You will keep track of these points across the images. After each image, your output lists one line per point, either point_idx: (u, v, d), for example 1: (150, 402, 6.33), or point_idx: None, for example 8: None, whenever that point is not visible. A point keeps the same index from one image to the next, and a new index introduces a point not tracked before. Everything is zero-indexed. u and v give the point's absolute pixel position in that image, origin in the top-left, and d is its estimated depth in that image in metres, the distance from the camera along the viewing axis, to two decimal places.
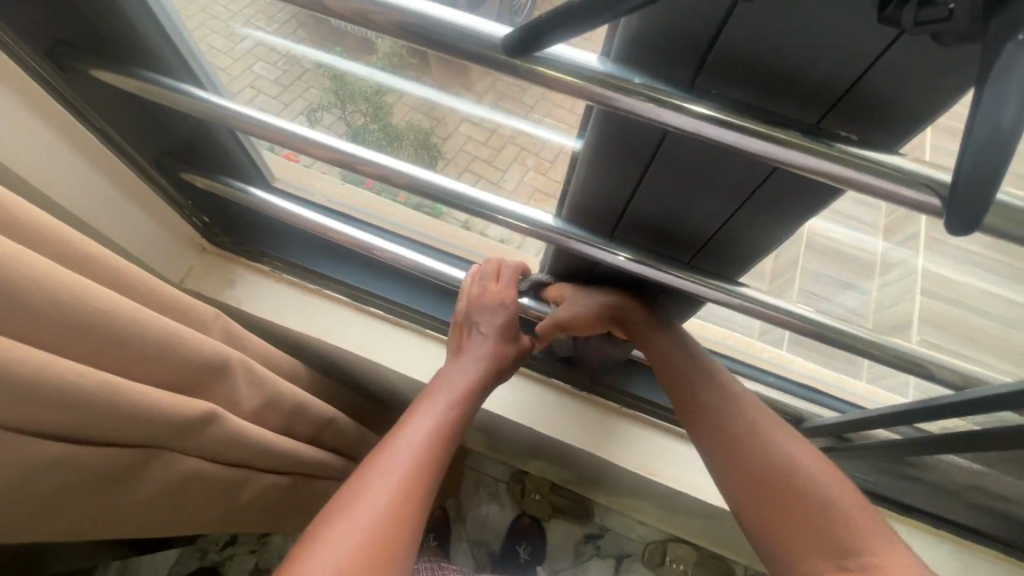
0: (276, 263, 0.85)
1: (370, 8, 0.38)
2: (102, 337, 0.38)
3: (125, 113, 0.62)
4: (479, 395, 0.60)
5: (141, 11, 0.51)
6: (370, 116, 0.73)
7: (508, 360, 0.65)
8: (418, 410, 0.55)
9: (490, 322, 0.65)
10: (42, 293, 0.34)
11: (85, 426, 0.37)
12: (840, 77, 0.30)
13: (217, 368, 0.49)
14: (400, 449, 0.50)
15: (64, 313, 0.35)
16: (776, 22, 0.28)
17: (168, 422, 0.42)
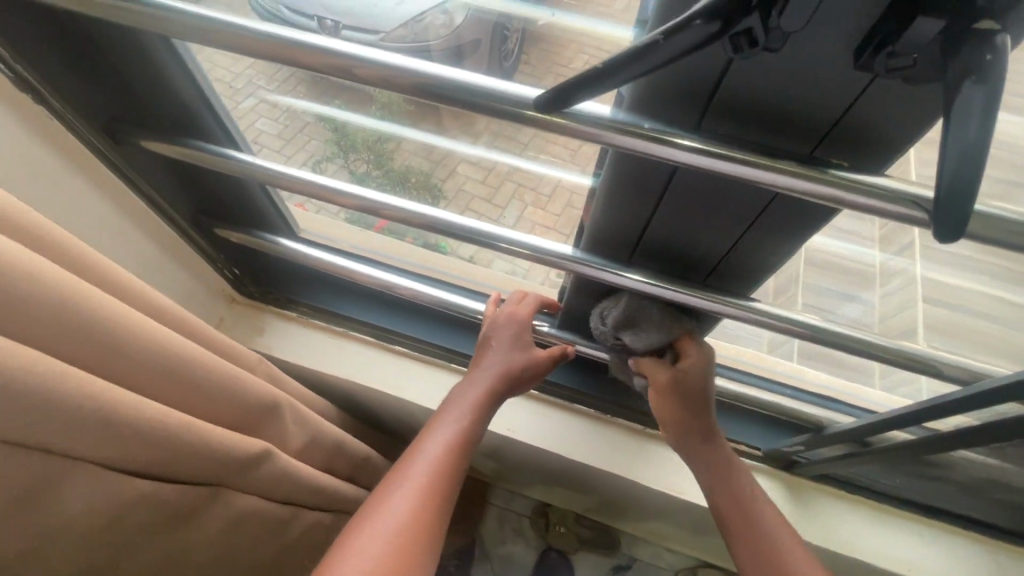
0: (303, 309, 0.89)
1: (406, 76, 0.44)
2: (174, 378, 0.42)
3: (166, 176, 0.67)
4: (487, 406, 0.62)
5: (191, 88, 0.56)
6: (372, 162, 0.79)
7: (521, 372, 0.66)
8: (438, 425, 0.58)
9: (502, 337, 0.68)
10: (128, 340, 0.38)
11: (162, 465, 0.40)
12: (828, 114, 0.34)
13: (268, 409, 0.52)
14: (421, 463, 0.53)
15: (142, 358, 0.39)
16: (768, 72, 0.33)
17: (233, 460, 0.44)
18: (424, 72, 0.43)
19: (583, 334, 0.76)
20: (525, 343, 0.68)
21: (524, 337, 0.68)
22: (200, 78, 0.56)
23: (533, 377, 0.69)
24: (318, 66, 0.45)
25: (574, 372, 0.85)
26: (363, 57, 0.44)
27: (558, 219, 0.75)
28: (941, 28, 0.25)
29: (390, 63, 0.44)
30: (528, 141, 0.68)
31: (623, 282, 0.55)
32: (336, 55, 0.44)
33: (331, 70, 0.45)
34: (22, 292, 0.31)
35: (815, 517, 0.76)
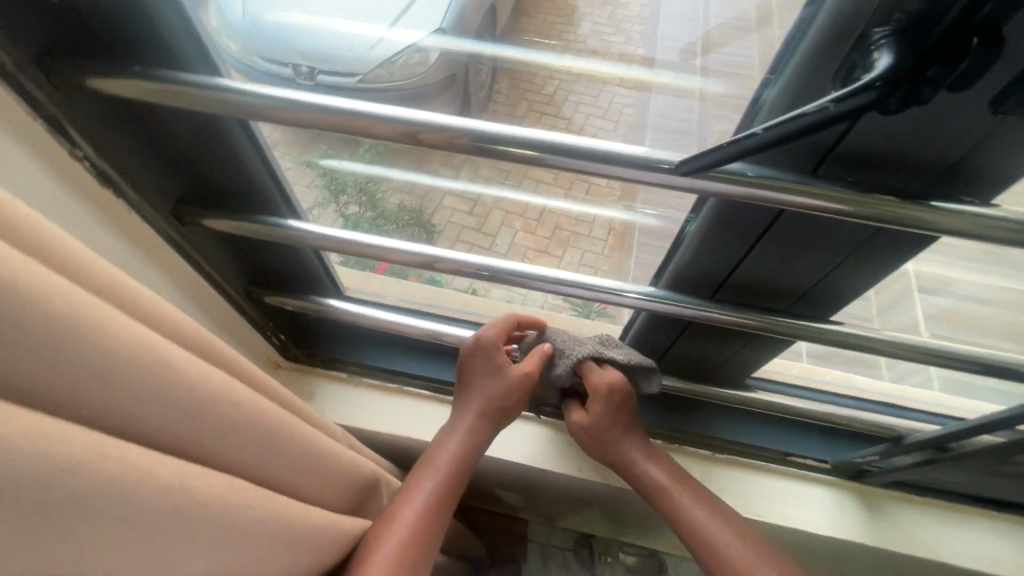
0: (350, 368, 0.87)
1: (501, 141, 0.44)
2: (275, 459, 0.41)
3: (222, 251, 0.66)
4: (468, 448, 0.64)
5: (259, 165, 0.55)
6: (364, 204, 0.78)
7: (496, 407, 0.66)
8: (427, 467, 0.62)
9: (477, 371, 0.67)
10: (238, 431, 0.37)
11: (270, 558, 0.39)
12: (950, 154, 0.35)
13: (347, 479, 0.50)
14: (414, 496, 0.58)
15: (243, 448, 0.38)
16: (896, 122, 0.34)
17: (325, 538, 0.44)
18: (524, 136, 0.44)
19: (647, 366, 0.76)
20: (494, 371, 0.66)
21: (498, 367, 0.67)
22: (268, 154, 0.55)
23: (516, 404, 0.68)
24: (391, 136, 0.46)
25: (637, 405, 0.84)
26: (463, 129, 0.44)
27: (610, 254, 0.76)
28: None
29: (487, 132, 0.44)
30: (509, 171, 0.75)
31: (707, 315, 0.56)
32: (431, 130, 0.45)
33: (399, 138, 0.46)
34: (160, 401, 0.30)
35: (894, 525, 0.77)
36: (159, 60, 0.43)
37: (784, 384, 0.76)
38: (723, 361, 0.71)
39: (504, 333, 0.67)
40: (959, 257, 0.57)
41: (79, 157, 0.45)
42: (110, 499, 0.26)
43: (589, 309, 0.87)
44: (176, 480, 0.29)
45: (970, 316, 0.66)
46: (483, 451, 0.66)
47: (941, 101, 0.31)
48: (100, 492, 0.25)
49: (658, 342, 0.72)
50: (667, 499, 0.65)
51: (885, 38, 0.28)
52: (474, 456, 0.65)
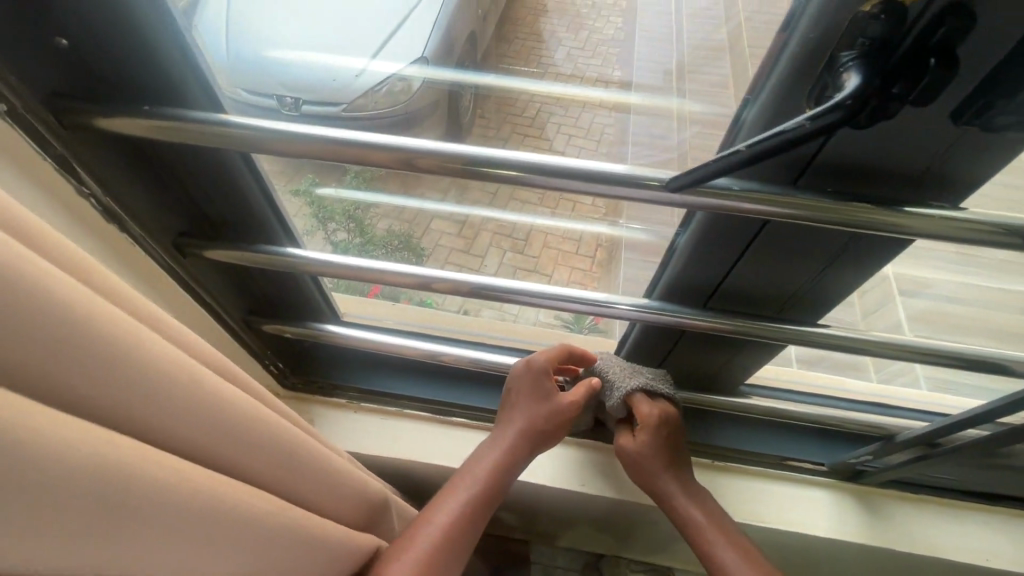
0: (351, 393, 0.87)
1: (497, 164, 0.46)
2: (290, 484, 0.41)
3: (222, 281, 0.66)
4: (506, 467, 0.66)
5: (259, 195, 0.56)
6: (352, 231, 0.78)
7: (537, 429, 0.69)
8: (458, 482, 0.64)
9: (521, 390, 0.70)
10: (253, 454, 0.37)
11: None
12: (919, 162, 0.37)
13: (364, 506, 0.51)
14: (445, 507, 0.60)
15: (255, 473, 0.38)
16: (864, 137, 0.36)
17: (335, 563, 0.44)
18: (517, 160, 0.45)
19: None
20: (540, 397, 0.69)
21: (543, 387, 0.69)
22: (268, 183, 0.56)
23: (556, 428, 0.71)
24: (389, 162, 0.47)
25: None
26: (462, 155, 0.46)
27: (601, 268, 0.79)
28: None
29: (483, 157, 0.46)
30: (495, 194, 0.78)
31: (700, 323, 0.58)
32: (429, 156, 0.46)
33: (397, 165, 0.48)
34: (180, 425, 0.31)
35: (894, 523, 0.78)
36: (165, 98, 0.45)
37: (776, 389, 0.77)
38: (718, 368, 0.73)
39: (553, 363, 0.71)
40: (935, 257, 0.60)
41: (85, 194, 0.46)
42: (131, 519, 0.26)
43: (580, 324, 0.89)
44: (200, 500, 0.30)
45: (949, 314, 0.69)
46: (519, 472, 0.68)
47: (907, 116, 0.34)
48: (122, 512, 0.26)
49: (654, 353, 0.73)
50: (700, 538, 0.67)
51: (853, 60, 0.30)
52: (512, 476, 0.66)
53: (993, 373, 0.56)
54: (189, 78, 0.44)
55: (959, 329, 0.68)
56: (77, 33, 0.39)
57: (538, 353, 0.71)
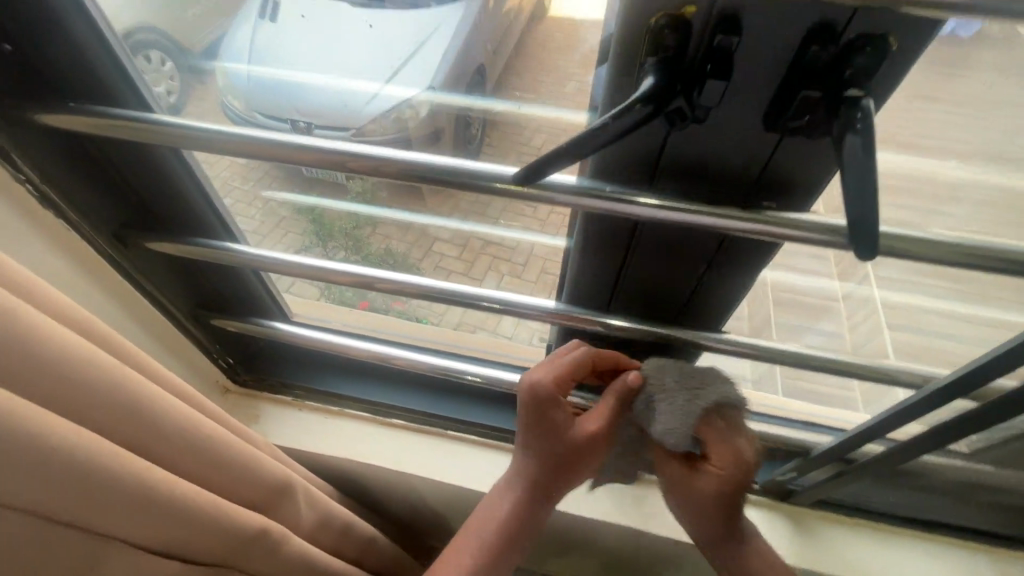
0: (297, 391, 0.90)
1: (386, 163, 0.49)
2: (204, 458, 0.43)
3: (166, 272, 0.70)
4: (527, 512, 0.61)
5: (192, 188, 0.61)
6: (351, 248, 0.86)
7: (558, 468, 0.59)
8: (475, 527, 0.61)
9: (532, 426, 0.58)
10: (164, 418, 0.39)
11: (190, 544, 0.41)
12: (752, 166, 0.40)
13: (278, 488, 0.53)
14: (468, 548, 0.59)
15: (161, 445, 0.39)
16: (694, 143, 0.39)
17: (246, 537, 0.45)
18: (405, 161, 0.49)
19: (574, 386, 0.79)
20: (555, 432, 0.57)
21: (553, 422, 0.57)
22: (200, 177, 0.61)
23: (581, 462, 0.60)
24: (315, 161, 0.50)
25: None
26: (351, 151, 0.49)
27: (534, 278, 0.82)
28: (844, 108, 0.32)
29: (378, 155, 0.49)
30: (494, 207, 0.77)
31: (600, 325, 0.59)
32: (323, 151, 0.49)
33: (326, 164, 0.50)
34: (76, 384, 0.33)
35: (823, 543, 0.77)
36: (95, 97, 0.50)
37: None
38: None
39: (566, 383, 0.57)
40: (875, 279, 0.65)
41: (22, 180, 0.51)
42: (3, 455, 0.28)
43: None
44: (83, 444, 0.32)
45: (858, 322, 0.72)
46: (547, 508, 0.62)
47: (725, 118, 0.37)
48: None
49: None
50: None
51: (650, 65, 0.33)
52: (537, 515, 0.62)
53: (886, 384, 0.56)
54: (117, 79, 0.49)
55: (872, 344, 0.68)
56: (16, 39, 0.45)
57: (545, 376, 0.56)
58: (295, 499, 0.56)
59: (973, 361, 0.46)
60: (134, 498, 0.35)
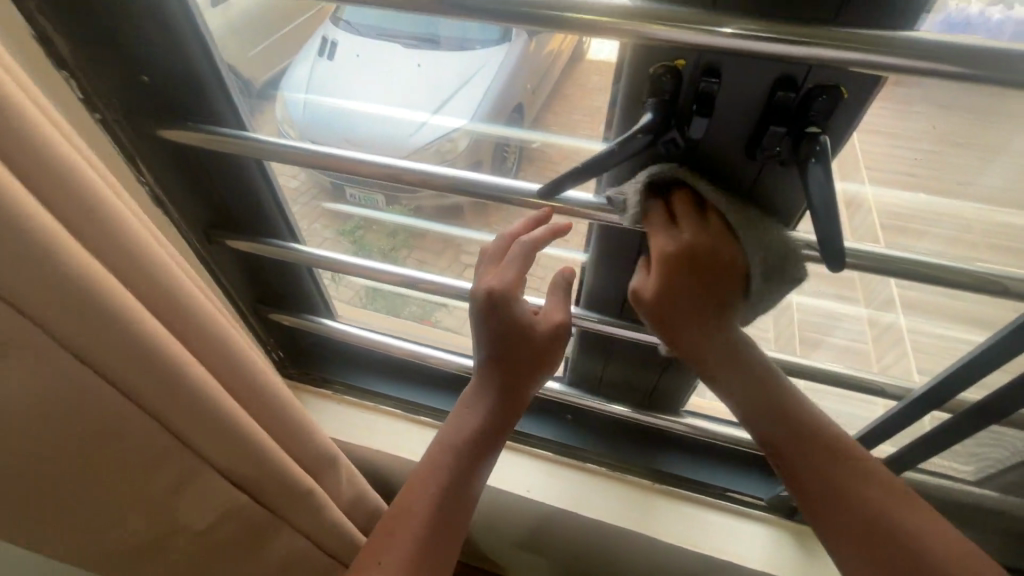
0: (337, 386, 0.99)
1: (433, 178, 0.58)
2: (275, 415, 0.50)
3: (237, 266, 0.81)
4: (491, 432, 0.59)
5: (268, 195, 0.72)
6: (393, 248, 1.00)
7: (520, 374, 0.59)
8: (431, 460, 0.58)
9: (490, 333, 0.58)
10: (253, 373, 0.46)
11: (254, 487, 0.47)
12: (740, 188, 0.47)
13: (327, 456, 0.60)
14: (417, 505, 0.56)
15: (249, 396, 0.46)
16: (690, 167, 0.47)
17: (296, 490, 0.51)
18: (451, 175, 0.58)
19: (590, 392, 0.85)
20: (515, 334, 0.57)
21: (513, 325, 0.57)
22: (274, 186, 0.72)
23: (547, 362, 0.60)
24: (376, 174, 0.60)
25: (586, 434, 0.90)
26: (405, 166, 0.59)
27: None
28: (807, 140, 0.39)
29: (427, 170, 0.58)
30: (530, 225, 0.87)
31: (612, 331, 0.67)
32: (384, 166, 0.59)
33: (383, 176, 0.60)
34: (198, 331, 0.40)
35: (825, 562, 0.80)
36: (203, 117, 0.61)
37: (711, 416, 0.83)
38: (650, 387, 0.80)
39: (523, 279, 0.57)
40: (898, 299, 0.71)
41: (142, 182, 0.65)
42: (145, 369, 0.35)
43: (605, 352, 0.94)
44: (198, 377, 0.38)
45: (859, 346, 0.78)
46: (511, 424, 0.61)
47: (716, 145, 0.44)
48: (144, 362, 0.35)
49: (592, 370, 0.81)
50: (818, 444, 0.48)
51: (650, 103, 0.41)
52: (495, 441, 0.60)
53: (881, 397, 0.61)
54: (223, 103, 0.60)
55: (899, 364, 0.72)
56: (152, 71, 0.57)
57: (498, 281, 0.56)
58: (337, 469, 0.63)
59: (938, 375, 0.54)
60: (231, 430, 0.42)
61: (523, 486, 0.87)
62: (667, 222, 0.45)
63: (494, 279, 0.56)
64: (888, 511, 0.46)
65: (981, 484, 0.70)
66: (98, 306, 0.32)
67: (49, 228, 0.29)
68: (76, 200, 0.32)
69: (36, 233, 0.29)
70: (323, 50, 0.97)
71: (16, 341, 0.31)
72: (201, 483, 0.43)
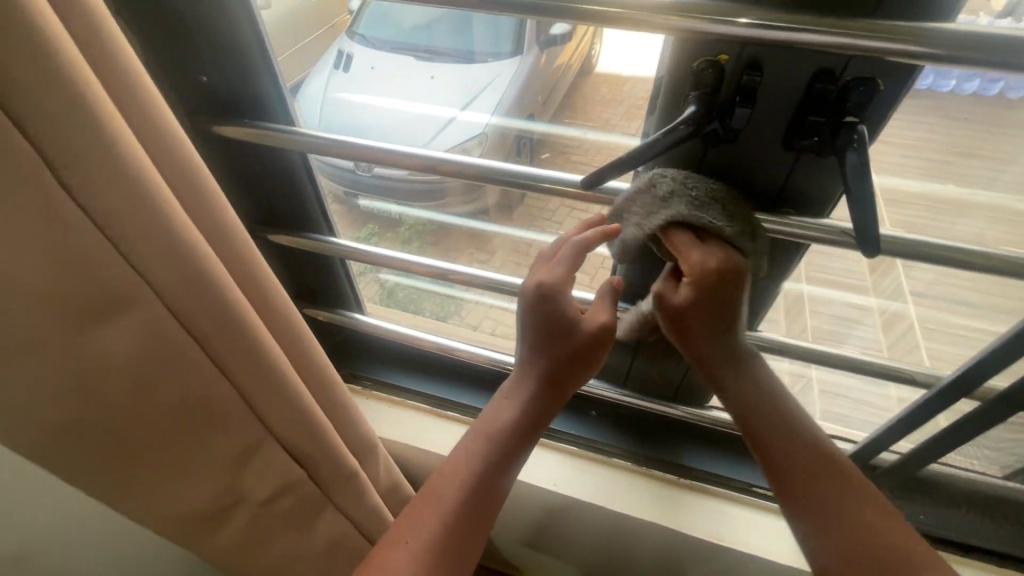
0: (364, 381, 1.01)
1: (472, 169, 0.61)
2: (328, 394, 0.51)
3: (274, 259, 0.84)
4: (528, 423, 0.59)
5: (309, 190, 0.75)
6: (414, 243, 1.03)
7: (565, 369, 0.59)
8: (467, 448, 0.58)
9: (535, 327, 0.59)
10: (313, 352, 0.48)
11: (308, 461, 0.48)
12: (777, 178, 0.50)
13: (369, 440, 0.61)
14: (447, 490, 0.55)
15: (308, 374, 0.48)
16: (729, 157, 0.49)
17: (344, 468, 0.52)
18: (489, 167, 0.61)
19: (615, 386, 0.86)
20: (560, 329, 0.58)
21: (560, 320, 0.58)
22: (314, 181, 0.74)
23: (589, 359, 0.60)
24: (418, 166, 0.63)
25: (611, 429, 0.92)
26: (447, 159, 0.61)
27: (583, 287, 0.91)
28: (846, 130, 0.42)
29: (466, 162, 0.61)
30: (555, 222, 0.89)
31: None
32: (426, 160, 0.62)
33: (424, 168, 0.63)
34: (271, 308, 0.42)
35: None
36: (252, 114, 0.64)
37: (735, 411, 0.84)
38: (676, 380, 0.81)
39: (572, 276, 0.58)
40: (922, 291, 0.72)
41: None
42: (229, 342, 0.37)
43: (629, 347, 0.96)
44: (272, 349, 0.40)
45: None
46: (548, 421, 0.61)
47: (755, 136, 0.47)
48: (228, 334, 0.36)
49: (618, 364, 0.83)
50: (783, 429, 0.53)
51: (694, 96, 0.43)
52: (529, 434, 0.60)
53: (909, 386, 0.62)
54: (273, 100, 0.63)
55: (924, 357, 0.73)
56: (208, 69, 0.60)
57: (547, 276, 0.57)
58: (377, 454, 0.64)
59: (967, 363, 0.54)
60: (294, 402, 0.43)
61: (548, 480, 0.89)
62: (691, 242, 0.48)
63: (546, 275, 0.58)
64: (863, 518, 0.48)
65: None
66: (212, 287, 0.34)
67: (173, 210, 0.31)
68: (182, 180, 0.33)
69: (160, 208, 0.30)
70: (338, 60, 1.05)
71: (127, 309, 0.32)
72: (263, 454, 0.44)
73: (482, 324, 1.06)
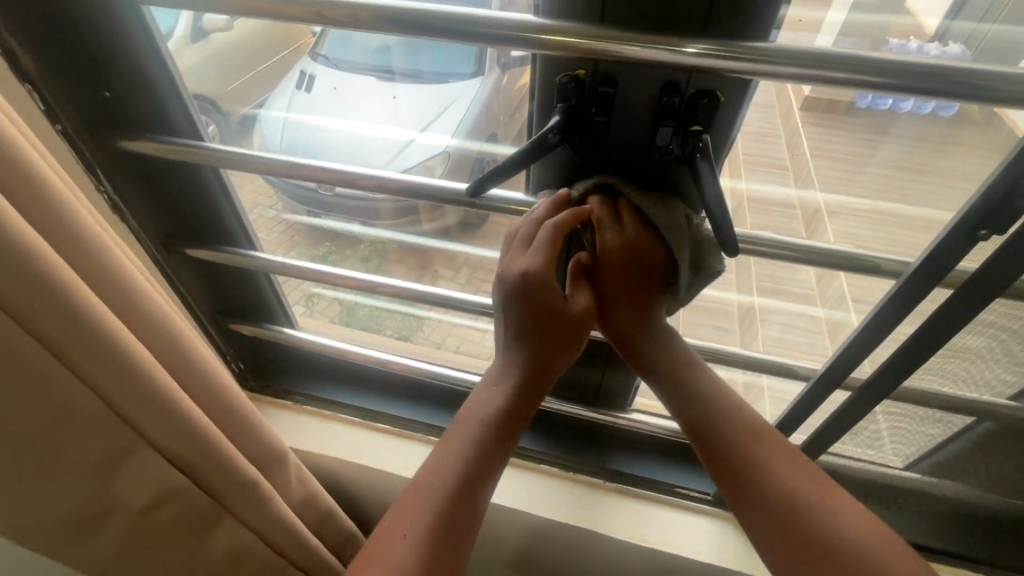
0: (298, 398, 1.01)
1: (376, 180, 0.63)
2: (217, 402, 0.52)
3: (195, 273, 0.84)
4: (516, 407, 0.55)
5: (224, 203, 0.76)
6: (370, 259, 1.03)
7: (553, 353, 0.56)
8: (454, 431, 0.54)
9: (517, 313, 0.55)
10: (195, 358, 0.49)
11: (194, 468, 0.48)
12: (648, 183, 0.53)
13: (275, 458, 0.61)
14: (438, 478, 0.51)
15: (189, 379, 0.49)
16: (603, 163, 0.52)
17: (237, 479, 0.52)
18: (392, 178, 0.62)
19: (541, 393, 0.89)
20: (544, 315, 0.55)
21: (542, 305, 0.54)
22: (230, 197, 0.76)
23: (575, 343, 0.57)
24: (327, 179, 0.64)
25: (542, 437, 0.94)
26: (359, 172, 0.63)
27: None
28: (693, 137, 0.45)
29: (371, 174, 0.63)
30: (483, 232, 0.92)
31: None
32: (335, 172, 0.63)
33: (332, 179, 0.64)
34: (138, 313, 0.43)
35: None
36: (160, 129, 0.65)
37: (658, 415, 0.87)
38: (597, 386, 0.84)
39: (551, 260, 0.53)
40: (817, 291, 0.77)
41: (101, 191, 0.68)
42: (85, 342, 0.38)
43: None
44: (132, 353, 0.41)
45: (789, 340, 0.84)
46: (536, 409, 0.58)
47: (622, 143, 0.50)
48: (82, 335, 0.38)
49: None
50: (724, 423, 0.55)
51: (558, 107, 0.46)
52: (520, 419, 0.56)
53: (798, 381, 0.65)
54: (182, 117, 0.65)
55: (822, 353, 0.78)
56: (112, 86, 0.61)
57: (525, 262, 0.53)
58: (285, 466, 0.64)
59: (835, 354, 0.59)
60: (166, 407, 0.44)
61: None
62: (614, 220, 0.52)
63: (523, 255, 0.54)
64: (833, 521, 0.48)
65: (909, 468, 0.74)
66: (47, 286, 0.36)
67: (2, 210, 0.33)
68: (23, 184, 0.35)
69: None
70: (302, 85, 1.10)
71: None
72: (140, 462, 0.45)
73: (421, 336, 1.07)
